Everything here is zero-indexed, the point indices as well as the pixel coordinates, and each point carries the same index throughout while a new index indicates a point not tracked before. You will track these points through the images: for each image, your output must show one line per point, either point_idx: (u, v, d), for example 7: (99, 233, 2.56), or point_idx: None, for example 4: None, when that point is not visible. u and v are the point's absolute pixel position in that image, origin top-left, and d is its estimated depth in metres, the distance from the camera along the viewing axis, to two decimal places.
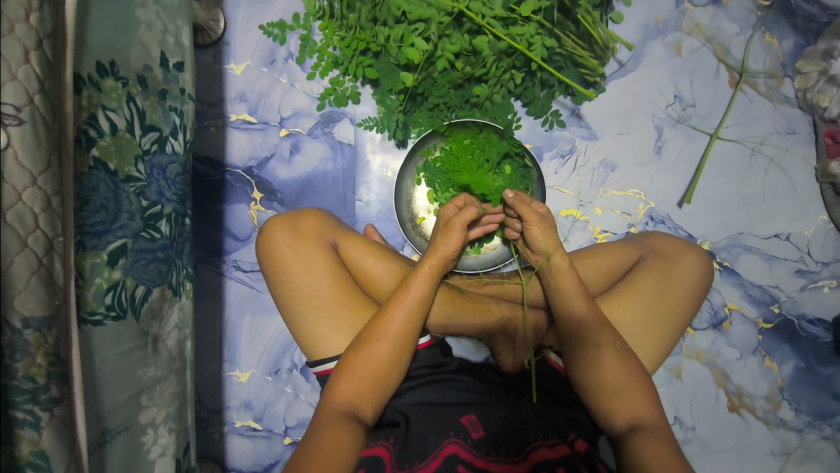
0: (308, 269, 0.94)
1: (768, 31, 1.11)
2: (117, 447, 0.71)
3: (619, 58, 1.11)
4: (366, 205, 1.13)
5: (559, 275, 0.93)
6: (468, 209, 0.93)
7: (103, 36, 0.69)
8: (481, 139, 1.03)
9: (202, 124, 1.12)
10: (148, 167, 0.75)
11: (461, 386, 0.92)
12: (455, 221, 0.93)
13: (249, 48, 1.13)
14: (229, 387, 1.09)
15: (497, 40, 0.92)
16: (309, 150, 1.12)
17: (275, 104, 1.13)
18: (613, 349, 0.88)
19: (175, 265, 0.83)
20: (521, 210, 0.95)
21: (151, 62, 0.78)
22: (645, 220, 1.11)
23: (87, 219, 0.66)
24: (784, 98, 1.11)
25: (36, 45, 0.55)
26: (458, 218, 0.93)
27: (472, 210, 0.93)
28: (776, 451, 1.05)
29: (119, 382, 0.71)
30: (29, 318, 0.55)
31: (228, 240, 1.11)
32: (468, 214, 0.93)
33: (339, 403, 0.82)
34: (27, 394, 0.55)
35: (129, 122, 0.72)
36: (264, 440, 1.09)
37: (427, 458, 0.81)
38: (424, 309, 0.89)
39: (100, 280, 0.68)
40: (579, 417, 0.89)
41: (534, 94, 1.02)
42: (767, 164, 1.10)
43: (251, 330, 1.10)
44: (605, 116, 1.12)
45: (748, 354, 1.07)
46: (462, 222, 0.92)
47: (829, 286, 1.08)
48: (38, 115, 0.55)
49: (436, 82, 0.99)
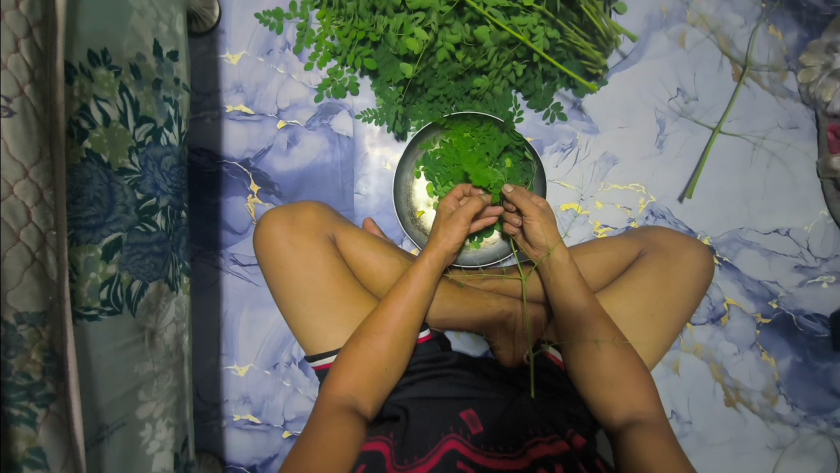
0: (307, 263, 0.93)
1: (773, 24, 1.09)
2: (114, 444, 0.70)
3: (622, 49, 1.10)
4: (365, 198, 1.12)
5: (558, 270, 0.92)
6: (472, 203, 0.93)
7: (94, 23, 0.67)
8: (481, 132, 1.01)
9: (197, 115, 1.10)
10: (143, 159, 0.74)
11: (460, 381, 0.91)
12: (458, 215, 0.93)
13: (245, 37, 1.11)
14: (227, 381, 1.09)
15: (499, 31, 0.91)
16: (307, 142, 1.11)
17: (273, 95, 1.11)
18: (612, 344, 0.87)
19: (172, 259, 0.82)
20: (521, 204, 0.94)
21: (145, 50, 0.76)
22: (645, 215, 1.10)
23: (80, 213, 0.64)
24: (786, 92, 1.10)
25: (26, 34, 0.54)
26: (462, 212, 0.92)
27: (476, 203, 0.93)
28: (772, 445, 1.06)
29: (116, 377, 0.70)
30: (22, 314, 0.54)
31: (225, 234, 1.10)
32: (472, 207, 0.92)
33: (339, 397, 0.82)
34: (22, 391, 0.54)
35: (122, 112, 0.70)
36: (263, 434, 1.08)
37: (427, 453, 0.80)
38: (424, 303, 0.88)
39: (95, 274, 0.66)
40: (579, 412, 0.89)
41: (536, 86, 1.01)
42: (768, 159, 1.09)
43: (248, 324, 1.09)
44: (607, 109, 1.10)
45: (746, 349, 1.07)
46: (467, 216, 0.92)
47: (828, 282, 1.08)
48: (29, 106, 0.54)
49: (436, 74, 0.97)
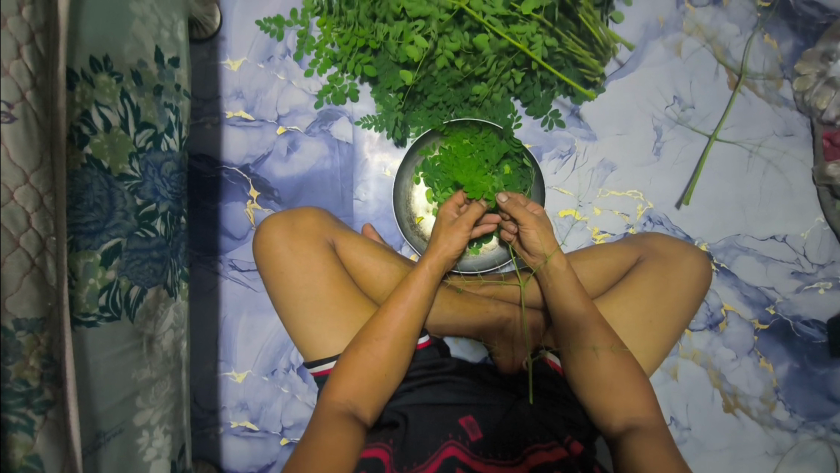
0: (308, 270, 0.93)
1: (768, 33, 1.11)
2: (112, 451, 0.70)
3: (619, 58, 1.11)
4: (364, 204, 1.12)
5: (557, 277, 0.92)
6: (472, 210, 0.94)
7: (97, 29, 0.68)
8: (480, 138, 1.02)
9: (197, 121, 1.11)
10: (143, 164, 0.74)
11: (458, 387, 0.91)
12: (461, 221, 0.94)
13: (246, 44, 1.11)
14: (225, 387, 1.08)
15: (497, 39, 0.92)
16: (307, 148, 1.11)
17: (273, 101, 1.11)
18: (610, 350, 0.87)
19: (171, 265, 0.81)
20: (517, 214, 0.94)
21: (146, 57, 0.76)
22: (643, 221, 1.11)
23: (80, 218, 0.64)
24: (782, 100, 1.11)
25: (28, 40, 0.54)
26: (464, 219, 0.93)
27: (476, 210, 0.94)
28: (771, 451, 1.06)
29: (114, 383, 0.70)
30: (21, 320, 0.54)
31: (223, 239, 1.10)
32: (472, 214, 0.94)
33: (339, 404, 0.81)
34: (20, 397, 0.54)
35: (123, 118, 0.70)
36: (261, 441, 1.08)
37: (427, 460, 0.80)
38: (425, 309, 0.88)
39: (94, 280, 0.66)
40: (578, 418, 0.90)
41: (534, 93, 1.02)
42: (765, 165, 1.10)
43: (246, 330, 1.09)
44: (605, 116, 1.11)
45: (743, 355, 1.08)
46: (467, 222, 0.93)
47: (825, 288, 1.09)
48: (31, 111, 0.54)
49: (435, 81, 0.98)
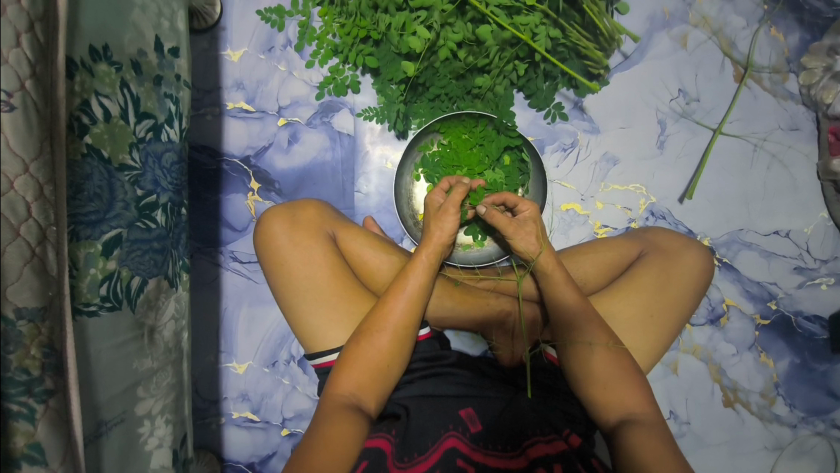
0: (308, 262, 0.92)
1: (775, 25, 1.09)
2: (114, 440, 0.70)
3: (624, 50, 1.10)
4: (366, 196, 1.12)
5: (545, 272, 0.92)
6: (458, 190, 0.92)
7: (95, 18, 0.67)
8: (477, 132, 1.02)
9: (197, 111, 1.10)
10: (143, 155, 0.73)
11: (457, 379, 0.91)
12: (448, 205, 0.91)
13: (247, 34, 1.10)
14: (226, 378, 1.09)
15: (501, 30, 0.92)
16: (308, 140, 1.11)
17: (274, 92, 1.11)
18: (605, 347, 0.87)
19: (171, 256, 0.81)
20: (501, 223, 0.92)
21: (146, 46, 0.75)
22: (645, 215, 1.10)
23: (80, 208, 0.64)
24: (788, 94, 1.10)
25: (28, 28, 0.53)
26: (452, 202, 0.91)
27: (462, 189, 0.92)
28: (770, 446, 1.07)
29: (115, 374, 0.70)
30: (22, 309, 0.54)
31: (224, 231, 1.10)
32: (458, 196, 0.91)
33: (341, 396, 0.81)
34: (21, 386, 0.54)
35: (123, 108, 0.70)
36: (262, 432, 1.08)
37: (427, 451, 0.81)
38: (425, 300, 0.88)
39: (95, 270, 0.66)
40: (574, 411, 0.90)
41: (537, 86, 1.02)
42: (769, 160, 1.10)
43: (248, 321, 1.09)
44: (608, 110, 1.10)
45: (744, 350, 1.08)
46: (455, 205, 0.91)
47: (827, 284, 1.08)
48: (30, 100, 0.53)
49: (437, 73, 0.98)
